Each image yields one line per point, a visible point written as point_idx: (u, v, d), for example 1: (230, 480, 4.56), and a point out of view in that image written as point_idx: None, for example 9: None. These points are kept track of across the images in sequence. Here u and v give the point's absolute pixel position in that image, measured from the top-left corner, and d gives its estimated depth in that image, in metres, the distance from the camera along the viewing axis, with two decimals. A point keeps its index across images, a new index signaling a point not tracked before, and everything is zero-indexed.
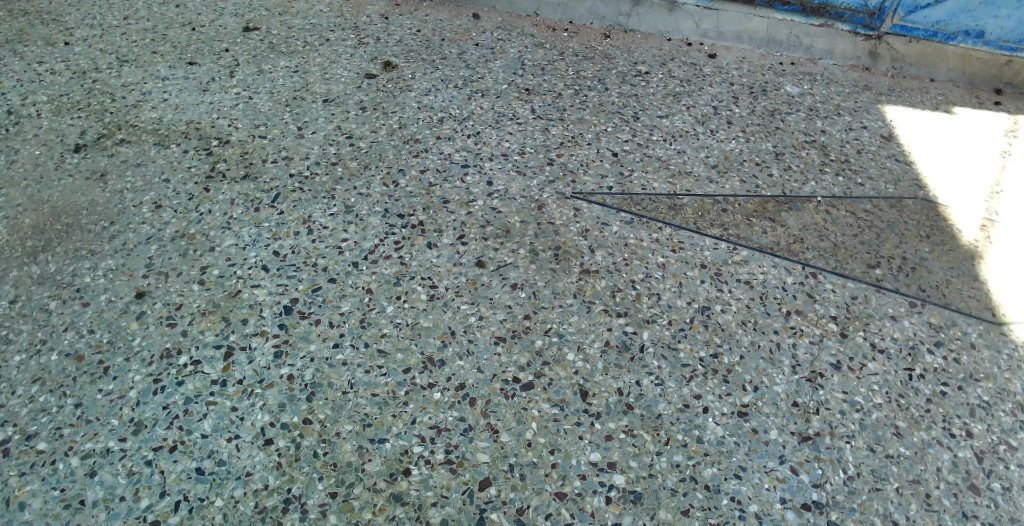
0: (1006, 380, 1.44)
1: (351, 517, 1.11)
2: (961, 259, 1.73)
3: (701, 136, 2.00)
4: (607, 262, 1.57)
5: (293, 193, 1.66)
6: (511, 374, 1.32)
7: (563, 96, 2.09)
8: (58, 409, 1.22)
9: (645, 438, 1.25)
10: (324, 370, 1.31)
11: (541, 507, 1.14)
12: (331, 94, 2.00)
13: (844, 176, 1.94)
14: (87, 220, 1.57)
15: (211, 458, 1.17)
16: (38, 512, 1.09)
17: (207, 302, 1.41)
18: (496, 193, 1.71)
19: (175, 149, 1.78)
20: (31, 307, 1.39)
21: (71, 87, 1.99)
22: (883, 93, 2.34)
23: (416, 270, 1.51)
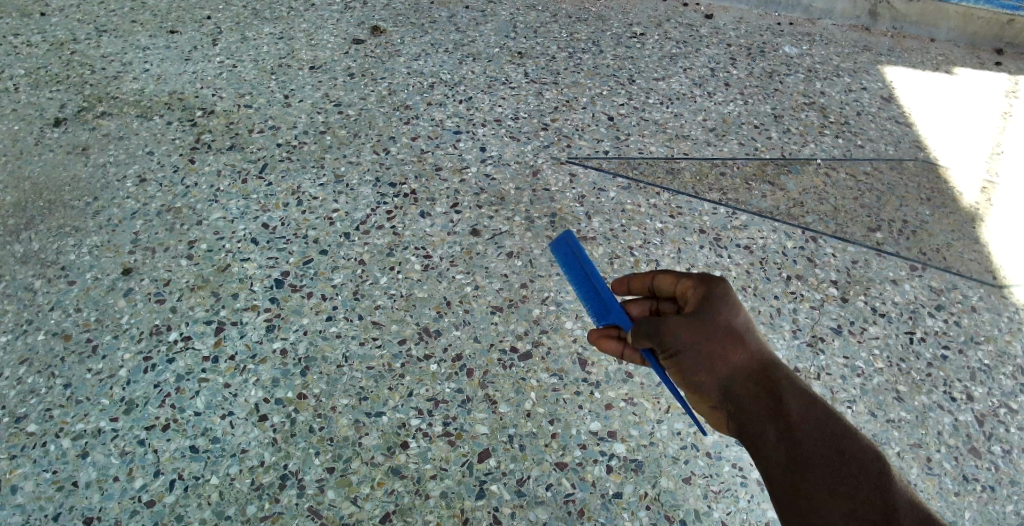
0: (1006, 342, 1.43)
1: (349, 492, 1.09)
2: (962, 222, 1.70)
3: (699, 99, 1.96)
4: (604, 228, 1.54)
5: (281, 163, 1.62)
6: (508, 344, 1.30)
7: (557, 59, 2.03)
8: (47, 390, 1.19)
9: (645, 406, 1.23)
10: (318, 343, 1.28)
11: (541, 477, 1.13)
12: (317, 61, 1.94)
13: (844, 138, 1.90)
14: (70, 196, 1.53)
15: (206, 436, 1.15)
16: (30, 495, 1.07)
17: (196, 277, 1.38)
18: (490, 159, 1.67)
19: (158, 121, 1.72)
20: (15, 286, 1.35)
21: (48, 59, 1.92)
22: (883, 53, 2.28)
23: (409, 240, 1.47)
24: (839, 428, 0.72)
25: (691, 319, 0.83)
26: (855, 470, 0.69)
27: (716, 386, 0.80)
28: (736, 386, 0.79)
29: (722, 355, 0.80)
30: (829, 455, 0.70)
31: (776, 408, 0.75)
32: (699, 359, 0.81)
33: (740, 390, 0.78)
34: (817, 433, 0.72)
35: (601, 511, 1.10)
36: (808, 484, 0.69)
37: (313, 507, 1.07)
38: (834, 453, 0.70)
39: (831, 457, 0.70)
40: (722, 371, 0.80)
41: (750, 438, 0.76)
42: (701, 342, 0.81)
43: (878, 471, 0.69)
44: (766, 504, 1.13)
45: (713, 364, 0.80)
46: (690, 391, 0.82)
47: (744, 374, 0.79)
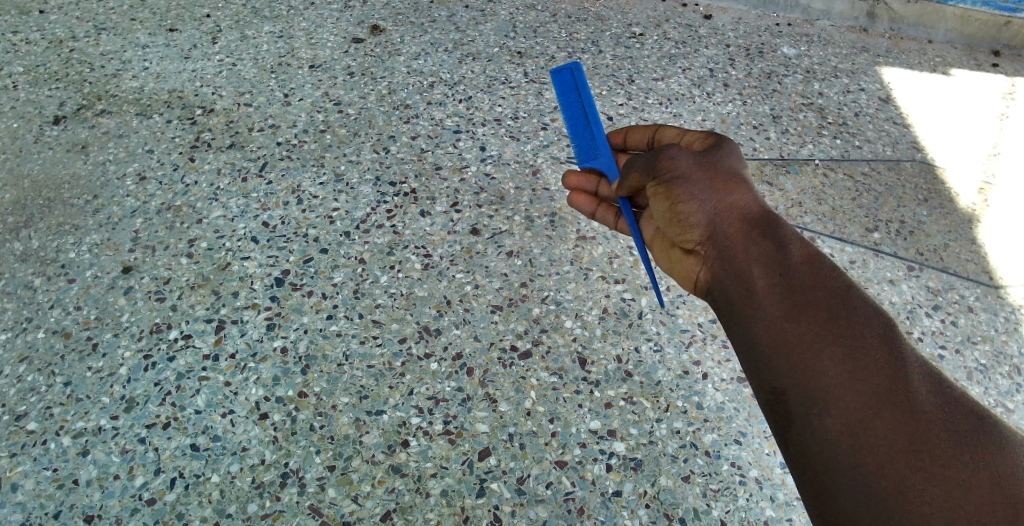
0: (1003, 342, 1.44)
1: (350, 490, 1.10)
2: (959, 222, 1.71)
3: (698, 99, 1.96)
4: (603, 228, 1.54)
5: (281, 162, 1.62)
6: (508, 343, 1.31)
7: (556, 58, 2.03)
8: (47, 388, 1.20)
9: (644, 405, 1.24)
10: (318, 341, 1.28)
11: (542, 476, 1.13)
12: (317, 60, 1.94)
13: (842, 139, 1.91)
14: (69, 194, 1.53)
15: (206, 434, 1.15)
16: (30, 493, 1.07)
17: (196, 275, 1.38)
18: (489, 159, 1.68)
19: (157, 119, 1.72)
20: (15, 284, 1.35)
21: (46, 57, 1.92)
22: (880, 55, 2.29)
23: (409, 239, 1.47)
24: (825, 268, 0.82)
25: (699, 157, 0.97)
26: (836, 302, 0.79)
27: (713, 213, 0.92)
28: (727, 225, 0.91)
29: (719, 196, 0.93)
30: (814, 289, 0.80)
31: (768, 250, 0.86)
32: (699, 194, 0.93)
33: (733, 230, 0.90)
34: (803, 271, 0.82)
35: (601, 509, 1.10)
36: (788, 307, 0.81)
37: (314, 505, 1.08)
38: (820, 286, 0.81)
39: (815, 288, 0.81)
40: (718, 208, 0.92)
41: (735, 256, 0.89)
42: (703, 183, 0.94)
43: (861, 304, 0.78)
44: (764, 502, 1.13)
45: (711, 201, 0.93)
46: (686, 227, 0.95)
47: (739, 216, 0.91)
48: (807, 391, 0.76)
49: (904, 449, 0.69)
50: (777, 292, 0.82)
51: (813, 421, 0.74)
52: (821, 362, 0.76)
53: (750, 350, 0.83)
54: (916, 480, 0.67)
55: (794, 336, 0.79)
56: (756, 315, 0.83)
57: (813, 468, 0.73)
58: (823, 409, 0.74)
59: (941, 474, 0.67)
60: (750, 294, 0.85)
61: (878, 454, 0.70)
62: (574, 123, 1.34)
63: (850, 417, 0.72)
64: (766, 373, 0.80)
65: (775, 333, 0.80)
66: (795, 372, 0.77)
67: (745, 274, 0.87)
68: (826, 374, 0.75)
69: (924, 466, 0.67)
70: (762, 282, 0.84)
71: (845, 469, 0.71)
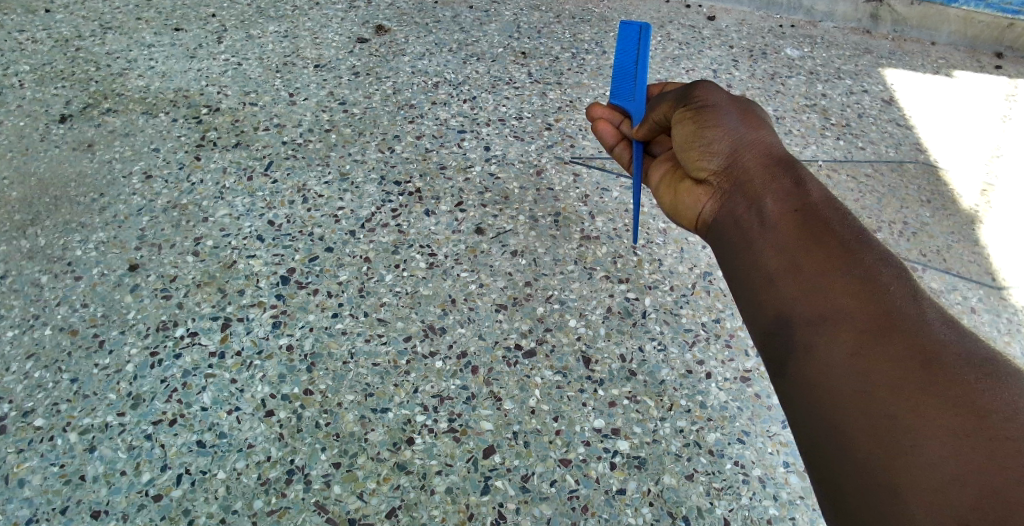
0: (1005, 343, 1.45)
1: (355, 487, 1.10)
2: (961, 224, 1.72)
3: None
4: (607, 228, 1.55)
5: (287, 161, 1.63)
6: (513, 341, 1.31)
7: (560, 59, 2.04)
8: (54, 385, 1.20)
9: (648, 404, 1.24)
10: (324, 339, 1.29)
11: (546, 474, 1.14)
12: (322, 60, 1.95)
13: (845, 140, 1.92)
14: (76, 192, 1.53)
15: (212, 431, 1.16)
16: (38, 489, 1.08)
17: (203, 273, 1.39)
18: (494, 159, 1.68)
19: (163, 118, 1.73)
20: (22, 282, 1.36)
21: (53, 56, 1.92)
22: (883, 56, 2.30)
23: (414, 238, 1.48)
24: (837, 205, 0.84)
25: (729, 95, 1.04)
26: (848, 234, 0.80)
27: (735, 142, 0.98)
28: (745, 156, 0.96)
29: (745, 132, 0.99)
30: (825, 221, 0.82)
31: (782, 184, 0.90)
32: (727, 122, 1.00)
33: (750, 159, 0.95)
34: (817, 203, 0.85)
35: (605, 507, 1.11)
36: (796, 235, 0.83)
37: (320, 502, 1.08)
38: (833, 220, 0.82)
39: (828, 220, 0.82)
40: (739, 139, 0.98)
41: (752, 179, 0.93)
42: (731, 114, 1.01)
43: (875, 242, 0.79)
44: (767, 501, 1.14)
45: (735, 132, 0.98)
46: (704, 154, 1.00)
47: (758, 150, 0.96)
48: (809, 313, 0.76)
49: (907, 366, 0.65)
50: (788, 218, 0.85)
51: (813, 342, 0.73)
52: (826, 286, 0.76)
53: (757, 278, 0.84)
54: (910, 396, 0.63)
55: (802, 261, 0.80)
56: (764, 242, 0.86)
57: (810, 388, 0.71)
58: (824, 330, 0.73)
59: (937, 389, 0.63)
60: (761, 220, 0.88)
61: (875, 370, 0.67)
62: (621, 70, 1.35)
63: (849, 337, 0.70)
64: (771, 299, 0.81)
65: (784, 259, 0.82)
66: (799, 297, 0.78)
67: (757, 202, 0.90)
68: (828, 295, 0.75)
69: (922, 381, 0.64)
70: (774, 210, 0.87)
71: (838, 385, 0.69)
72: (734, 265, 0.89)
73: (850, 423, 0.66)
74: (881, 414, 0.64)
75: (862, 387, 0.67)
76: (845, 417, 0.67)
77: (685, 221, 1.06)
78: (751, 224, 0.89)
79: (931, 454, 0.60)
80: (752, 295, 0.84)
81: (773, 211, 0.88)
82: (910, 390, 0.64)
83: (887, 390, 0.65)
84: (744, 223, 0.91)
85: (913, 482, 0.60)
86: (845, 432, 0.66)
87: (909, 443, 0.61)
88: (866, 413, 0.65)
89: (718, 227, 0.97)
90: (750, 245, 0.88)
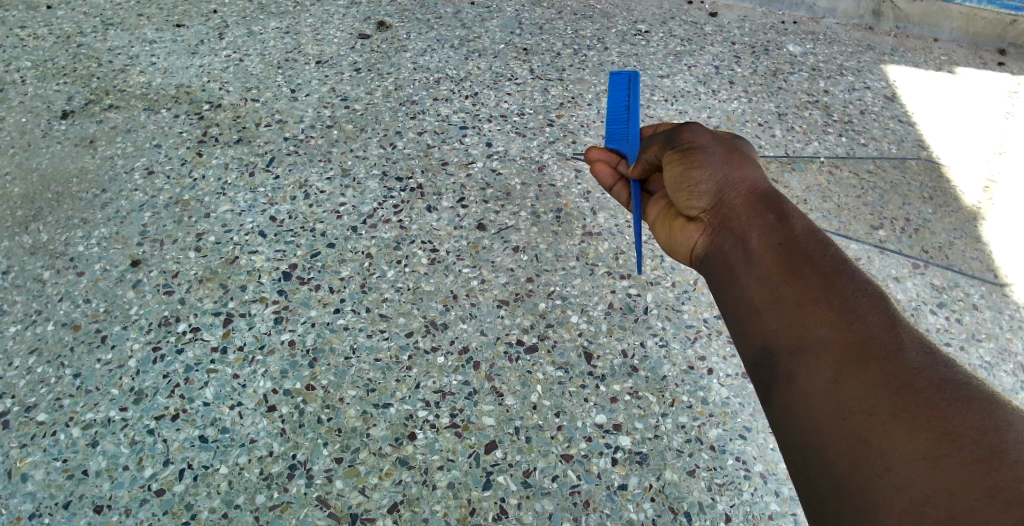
0: (1008, 340, 1.45)
1: (357, 482, 1.10)
2: (963, 220, 1.71)
3: (703, 96, 1.96)
4: (610, 224, 1.55)
5: (289, 157, 1.63)
6: (514, 337, 1.31)
7: (562, 55, 2.04)
8: (57, 380, 1.20)
9: (649, 399, 1.24)
10: (325, 334, 1.29)
11: (547, 469, 1.14)
12: (324, 56, 1.95)
13: (848, 137, 1.91)
14: (78, 188, 1.54)
15: (214, 426, 1.16)
16: (40, 483, 1.08)
17: (205, 269, 1.39)
18: (496, 154, 1.68)
19: (165, 114, 1.73)
20: (24, 277, 1.36)
21: (55, 52, 1.92)
22: (886, 53, 2.29)
23: (416, 234, 1.48)
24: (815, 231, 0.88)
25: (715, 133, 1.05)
26: (827, 262, 0.83)
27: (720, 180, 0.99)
28: (730, 193, 0.97)
29: (732, 168, 1.00)
30: (805, 249, 0.85)
31: (765, 214, 0.93)
32: (711, 161, 1.01)
33: (736, 195, 0.96)
34: (796, 231, 0.88)
35: (607, 503, 1.11)
36: (778, 263, 0.86)
37: (322, 497, 1.09)
38: (811, 248, 0.85)
39: (806, 248, 0.85)
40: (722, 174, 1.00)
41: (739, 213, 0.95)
42: (716, 153, 1.02)
43: (850, 267, 0.82)
44: (769, 497, 1.14)
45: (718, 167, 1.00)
46: (690, 191, 1.01)
47: (743, 184, 0.97)
48: (791, 342, 0.79)
49: (886, 393, 0.69)
50: (770, 249, 0.88)
51: (796, 369, 0.76)
52: (807, 316, 0.79)
53: (741, 307, 0.87)
54: (889, 417, 0.67)
55: (783, 293, 0.83)
56: (749, 271, 0.88)
57: (794, 412, 0.74)
58: (805, 359, 0.77)
59: (916, 409, 0.66)
60: (747, 255, 0.90)
61: (856, 397, 0.70)
62: (613, 116, 1.33)
63: (830, 365, 0.74)
64: (756, 328, 0.84)
65: (766, 291, 0.85)
66: (781, 327, 0.81)
67: (741, 232, 0.93)
68: (809, 324, 0.78)
69: (901, 404, 0.67)
70: (758, 240, 0.90)
71: (821, 411, 0.72)
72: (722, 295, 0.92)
73: (836, 443, 0.70)
74: (864, 436, 0.68)
75: (844, 413, 0.70)
76: (830, 439, 0.70)
77: (675, 255, 1.06)
78: (735, 254, 0.92)
79: (919, 468, 0.63)
80: (739, 330, 0.86)
81: (758, 243, 0.90)
82: (892, 412, 0.67)
83: (870, 413, 0.69)
84: (729, 255, 0.93)
85: (900, 494, 0.63)
86: (831, 453, 0.69)
87: (895, 461, 0.65)
88: (850, 434, 0.69)
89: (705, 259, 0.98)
90: (734, 274, 0.91)
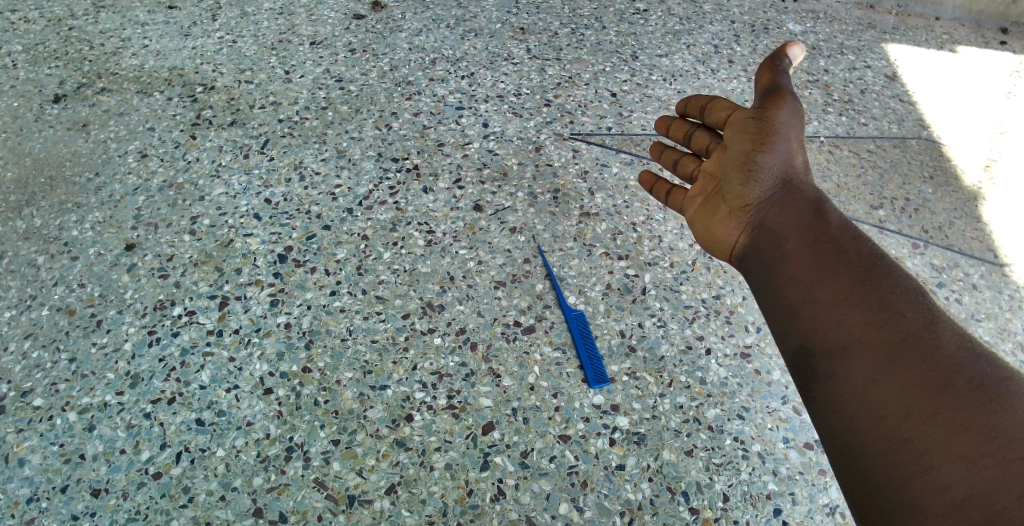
0: (1006, 320, 1.44)
1: (355, 464, 1.10)
2: (964, 200, 1.70)
3: (702, 75, 1.94)
4: (607, 204, 1.53)
5: (283, 139, 1.61)
6: (511, 318, 1.31)
7: (559, 35, 2.01)
8: (52, 365, 1.20)
9: (647, 380, 1.24)
10: (322, 317, 1.28)
11: (545, 450, 1.14)
12: (318, 36, 1.92)
13: (848, 116, 1.89)
14: (72, 172, 1.52)
15: (211, 409, 1.15)
16: (38, 468, 1.08)
17: (199, 252, 1.38)
18: (492, 135, 1.66)
19: (158, 97, 1.71)
20: (19, 262, 1.35)
21: (46, 35, 1.90)
22: (887, 32, 2.26)
23: (412, 215, 1.47)
24: (853, 232, 0.96)
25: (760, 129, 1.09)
26: (872, 267, 0.90)
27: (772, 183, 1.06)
28: (781, 199, 1.04)
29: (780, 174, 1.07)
30: (844, 251, 0.93)
31: (805, 218, 1.01)
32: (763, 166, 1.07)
33: (788, 202, 1.04)
34: (837, 235, 0.96)
35: (604, 483, 1.11)
36: (818, 265, 0.93)
37: (319, 479, 1.09)
38: (851, 250, 0.93)
39: (845, 251, 0.93)
40: (779, 173, 1.07)
41: (790, 216, 1.02)
42: (768, 158, 1.08)
43: (889, 267, 0.90)
44: (767, 476, 1.14)
45: (774, 168, 1.07)
46: (746, 190, 1.08)
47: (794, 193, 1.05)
48: (830, 342, 0.87)
49: (927, 394, 0.78)
50: (808, 251, 0.96)
51: (837, 371, 0.84)
52: (847, 318, 0.87)
53: (781, 306, 0.95)
54: (930, 416, 0.76)
55: (823, 294, 0.90)
56: (786, 270, 0.97)
57: (838, 411, 0.83)
58: (844, 357, 0.85)
59: (956, 412, 0.76)
60: (789, 256, 0.98)
61: (897, 396, 0.79)
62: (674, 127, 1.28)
63: (871, 366, 0.82)
64: (795, 328, 0.91)
65: (806, 291, 0.92)
66: (822, 327, 0.88)
67: (783, 234, 1.00)
68: (848, 326, 0.86)
69: (937, 404, 0.77)
70: (797, 242, 0.98)
71: (865, 406, 0.81)
72: (764, 290, 0.99)
73: (873, 437, 0.79)
74: (903, 436, 0.77)
75: (885, 410, 0.79)
76: (872, 434, 0.79)
77: (715, 251, 1.12)
78: (776, 256, 0.99)
79: (955, 469, 0.73)
80: (784, 323, 0.94)
81: (796, 247, 0.98)
82: (927, 410, 0.77)
83: (909, 414, 0.77)
84: (769, 253, 1.01)
85: (940, 494, 0.72)
86: (872, 447, 0.79)
87: (937, 463, 0.74)
88: (893, 432, 0.78)
89: (746, 258, 1.05)
90: (775, 274, 0.98)
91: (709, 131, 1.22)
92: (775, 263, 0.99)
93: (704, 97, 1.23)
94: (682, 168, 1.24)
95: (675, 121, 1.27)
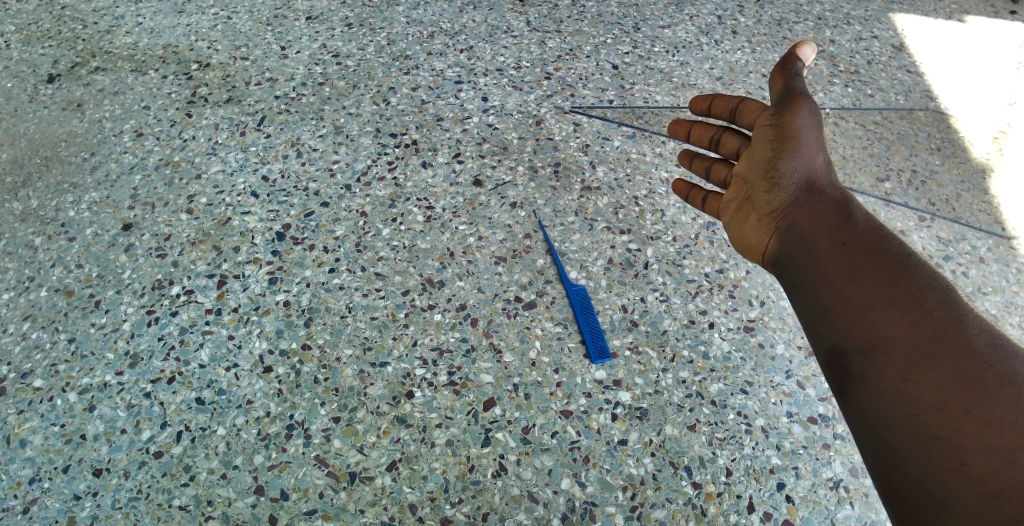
0: (1013, 293, 1.42)
1: (355, 441, 1.10)
2: (971, 172, 1.67)
3: (706, 47, 1.90)
4: (609, 178, 1.51)
5: (280, 115, 1.59)
6: (512, 294, 1.29)
7: (560, 7, 1.97)
8: (52, 345, 1.19)
9: (650, 355, 1.23)
10: (321, 295, 1.27)
11: (547, 425, 1.13)
12: (314, 11, 1.89)
13: (854, 88, 1.86)
14: (66, 153, 1.50)
15: (211, 388, 1.15)
16: (39, 449, 1.08)
17: (196, 231, 1.36)
18: (492, 109, 1.64)
19: (153, 75, 1.68)
20: (16, 244, 1.34)
21: (38, 15, 1.87)
22: (894, 1, 2.21)
23: (411, 191, 1.45)
24: (880, 227, 0.94)
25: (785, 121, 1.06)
26: (899, 263, 0.89)
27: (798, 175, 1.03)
28: (808, 193, 1.01)
29: (806, 166, 1.03)
30: (873, 248, 0.91)
31: (833, 214, 0.98)
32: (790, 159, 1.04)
33: (816, 195, 1.01)
34: (865, 231, 0.94)
35: (606, 458, 1.10)
36: (849, 262, 0.91)
37: (320, 457, 1.08)
38: (881, 247, 0.91)
39: (874, 246, 0.91)
40: (803, 166, 1.03)
41: (818, 210, 0.99)
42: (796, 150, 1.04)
43: (918, 265, 0.88)
44: (770, 451, 1.13)
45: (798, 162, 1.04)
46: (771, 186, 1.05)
47: (820, 186, 1.02)
48: (863, 342, 0.85)
49: (958, 392, 0.77)
50: (839, 249, 0.93)
51: (868, 370, 0.83)
52: (881, 317, 0.84)
53: (811, 302, 0.92)
54: (960, 413, 0.76)
55: (854, 293, 0.88)
56: (816, 267, 0.94)
57: (870, 409, 0.81)
58: (878, 355, 0.83)
59: (985, 409, 0.76)
60: (818, 252, 0.95)
61: (928, 394, 0.78)
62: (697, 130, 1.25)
63: (904, 366, 0.81)
64: (826, 326, 0.89)
65: (837, 288, 0.90)
66: (854, 325, 0.86)
67: (812, 228, 0.97)
68: (880, 325, 0.84)
69: (969, 401, 0.77)
70: (825, 238, 0.95)
71: (897, 403, 0.80)
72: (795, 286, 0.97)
73: (906, 435, 0.78)
74: (936, 432, 0.76)
75: (916, 407, 0.78)
76: (906, 429, 0.78)
77: (740, 245, 1.11)
78: (804, 252, 0.96)
79: (985, 466, 0.73)
80: (814, 320, 0.91)
81: (825, 243, 0.95)
82: (958, 406, 0.77)
83: (940, 412, 0.77)
84: (799, 249, 0.98)
85: (972, 492, 0.72)
86: (904, 445, 0.78)
87: (969, 457, 0.74)
88: (927, 430, 0.77)
89: (775, 254, 1.02)
90: (806, 269, 0.95)
91: (738, 135, 1.18)
92: (803, 259, 0.96)
93: (733, 98, 1.19)
94: (716, 174, 1.23)
95: (694, 127, 1.25)
